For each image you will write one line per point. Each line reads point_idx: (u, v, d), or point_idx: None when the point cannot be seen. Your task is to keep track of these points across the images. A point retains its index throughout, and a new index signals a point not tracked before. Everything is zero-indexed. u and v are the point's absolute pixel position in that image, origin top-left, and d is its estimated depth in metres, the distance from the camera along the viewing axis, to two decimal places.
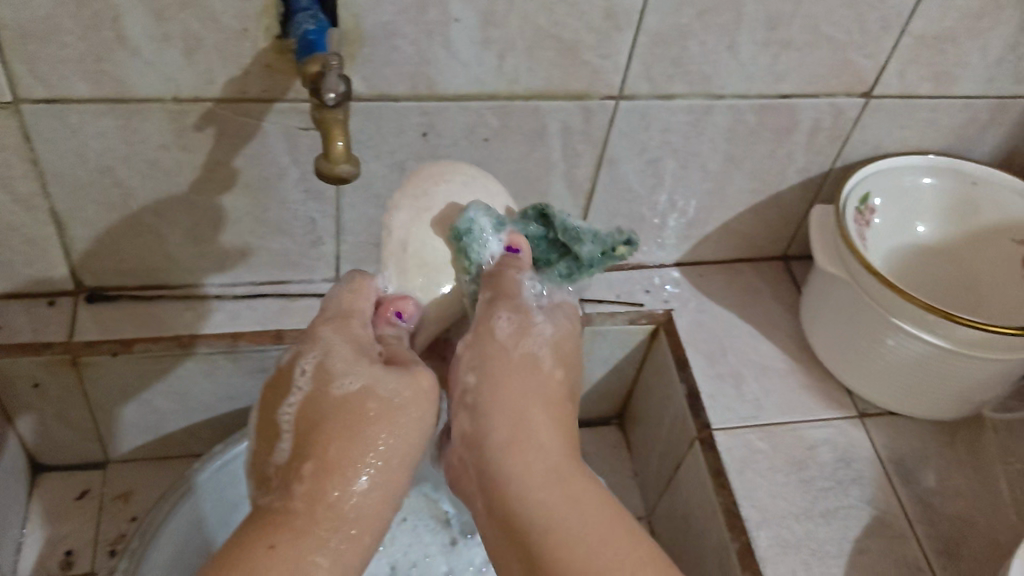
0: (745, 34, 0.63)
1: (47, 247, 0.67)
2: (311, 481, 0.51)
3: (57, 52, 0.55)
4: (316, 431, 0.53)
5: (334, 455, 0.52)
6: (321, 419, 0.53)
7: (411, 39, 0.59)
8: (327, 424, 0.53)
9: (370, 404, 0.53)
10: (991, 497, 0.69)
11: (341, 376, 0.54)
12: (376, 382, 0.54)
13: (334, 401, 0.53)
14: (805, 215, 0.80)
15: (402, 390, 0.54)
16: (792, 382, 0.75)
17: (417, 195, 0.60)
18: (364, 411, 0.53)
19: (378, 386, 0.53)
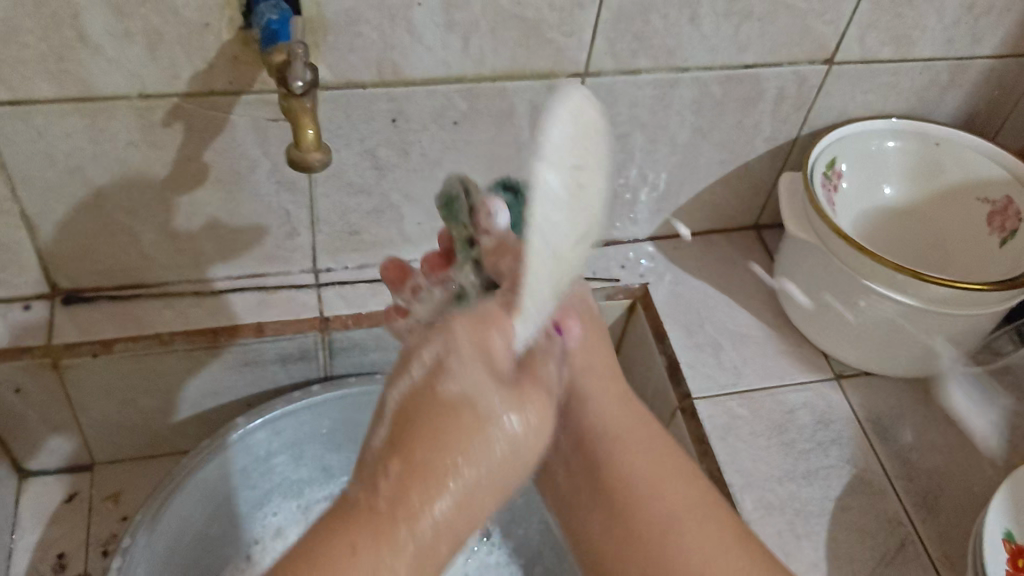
0: (706, 6, 0.63)
1: (19, 251, 0.67)
2: None
3: (18, 53, 0.55)
4: None
5: (416, 455, 0.46)
6: None
7: (375, 25, 0.59)
8: None
9: None
10: (966, 449, 0.71)
11: None
12: None
13: None
14: (775, 183, 0.81)
15: (469, 377, 0.49)
16: (769, 348, 0.76)
17: None
18: None
19: None
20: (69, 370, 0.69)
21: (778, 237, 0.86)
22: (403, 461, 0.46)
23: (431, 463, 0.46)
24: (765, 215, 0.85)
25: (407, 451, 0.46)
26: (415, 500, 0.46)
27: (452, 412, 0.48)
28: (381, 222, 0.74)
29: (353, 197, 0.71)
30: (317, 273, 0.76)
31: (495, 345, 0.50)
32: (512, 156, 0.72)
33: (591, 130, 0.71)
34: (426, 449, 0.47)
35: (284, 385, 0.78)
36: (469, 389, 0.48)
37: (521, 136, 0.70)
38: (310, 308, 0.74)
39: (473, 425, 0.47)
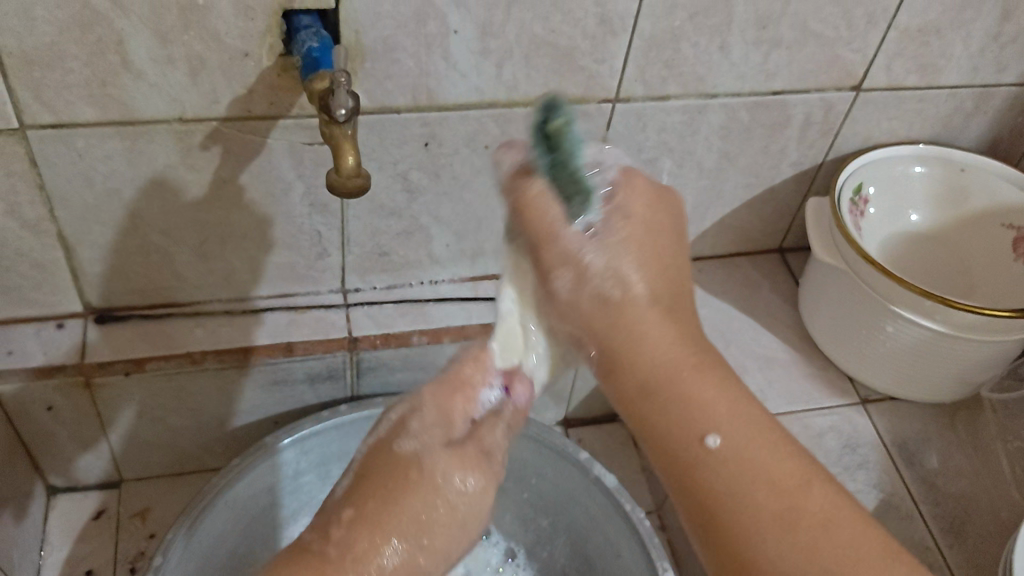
0: (736, 34, 0.64)
1: (55, 270, 0.68)
2: (347, 532, 0.52)
3: (63, 78, 0.56)
4: (368, 484, 0.54)
5: (377, 515, 0.52)
6: (378, 475, 0.54)
7: (412, 52, 0.60)
8: (381, 479, 0.54)
9: (428, 477, 0.54)
10: (993, 474, 0.71)
11: (411, 438, 0.55)
12: (439, 463, 0.54)
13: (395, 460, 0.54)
14: (799, 206, 0.81)
15: (443, 469, 0.54)
16: (793, 372, 0.77)
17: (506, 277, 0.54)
18: (421, 479, 0.54)
19: (441, 471, 0.54)
20: (101, 389, 0.70)
21: (801, 259, 0.87)
22: (364, 513, 0.52)
23: (414, 527, 0.53)
24: (789, 238, 0.85)
25: (360, 507, 0.53)
26: (363, 545, 0.52)
27: (401, 480, 0.54)
28: (410, 243, 0.75)
29: (384, 218, 0.72)
30: (346, 293, 0.77)
31: (491, 434, 0.57)
32: None
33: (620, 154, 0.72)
34: (363, 506, 0.53)
35: (312, 404, 0.79)
36: (428, 467, 0.54)
37: None
38: (339, 327, 0.74)
39: (418, 482, 0.53)
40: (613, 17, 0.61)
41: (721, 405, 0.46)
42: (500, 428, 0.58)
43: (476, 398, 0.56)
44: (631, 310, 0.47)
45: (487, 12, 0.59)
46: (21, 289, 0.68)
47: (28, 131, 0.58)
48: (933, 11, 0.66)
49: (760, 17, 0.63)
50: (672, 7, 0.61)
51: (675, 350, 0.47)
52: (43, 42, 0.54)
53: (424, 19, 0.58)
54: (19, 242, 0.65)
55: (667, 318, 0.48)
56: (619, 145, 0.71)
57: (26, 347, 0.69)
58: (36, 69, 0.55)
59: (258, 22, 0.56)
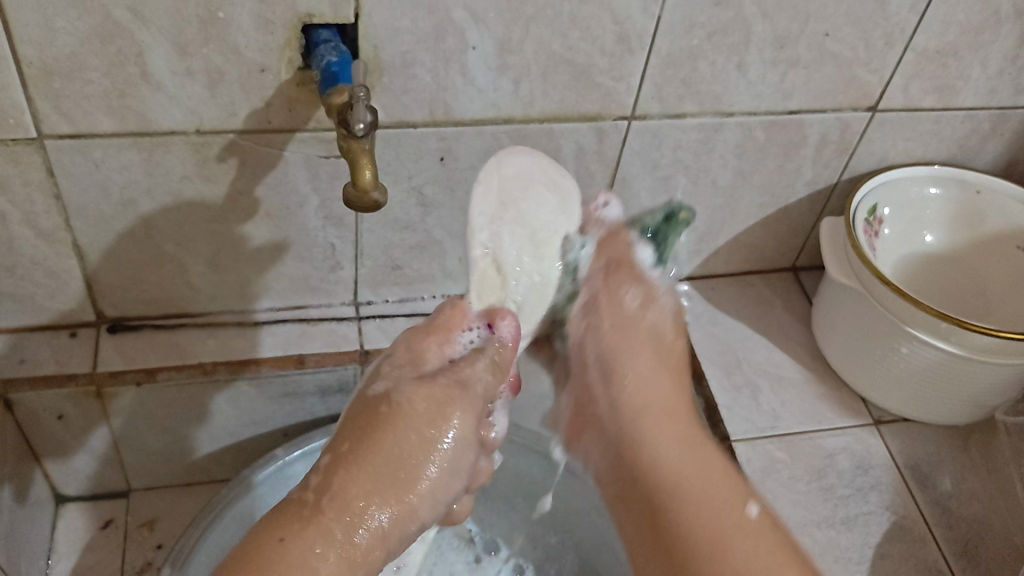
0: (754, 54, 0.64)
1: (69, 280, 0.68)
2: (326, 473, 0.48)
3: (82, 89, 0.56)
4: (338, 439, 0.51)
5: (354, 453, 0.49)
6: (346, 429, 0.51)
7: (429, 67, 0.60)
8: (348, 432, 0.51)
9: (394, 402, 0.51)
10: (1007, 497, 0.71)
11: (378, 387, 0.53)
12: (398, 388, 0.52)
13: (362, 410, 0.52)
14: (814, 226, 0.81)
15: (416, 399, 0.51)
16: (806, 392, 0.77)
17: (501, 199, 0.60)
18: (390, 411, 0.51)
19: (400, 390, 0.52)
20: (112, 399, 0.70)
21: (814, 279, 0.87)
22: (343, 456, 0.49)
23: (393, 467, 0.49)
24: (802, 257, 0.85)
25: (337, 449, 0.50)
26: (339, 487, 0.48)
27: (373, 418, 0.51)
28: (424, 257, 0.75)
29: (399, 232, 0.72)
30: (358, 306, 0.77)
31: (473, 369, 0.54)
32: None
33: (634, 171, 0.71)
34: (341, 448, 0.50)
35: (322, 417, 0.79)
36: (396, 399, 0.51)
37: (565, 177, 0.71)
38: (351, 340, 0.74)
39: (388, 430, 0.50)
40: (631, 35, 0.61)
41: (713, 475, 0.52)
42: (482, 363, 0.55)
43: (456, 338, 0.56)
44: (634, 362, 0.60)
45: (506, 28, 0.59)
46: (34, 298, 0.68)
47: (46, 141, 0.58)
48: (951, 33, 0.66)
49: (779, 36, 0.63)
50: (690, 26, 0.61)
51: (682, 425, 0.56)
52: (63, 53, 0.54)
53: (443, 35, 0.58)
54: (34, 250, 0.65)
55: (661, 378, 0.59)
56: (634, 162, 0.71)
57: (38, 355, 0.69)
58: (56, 80, 0.55)
59: (278, 36, 0.56)
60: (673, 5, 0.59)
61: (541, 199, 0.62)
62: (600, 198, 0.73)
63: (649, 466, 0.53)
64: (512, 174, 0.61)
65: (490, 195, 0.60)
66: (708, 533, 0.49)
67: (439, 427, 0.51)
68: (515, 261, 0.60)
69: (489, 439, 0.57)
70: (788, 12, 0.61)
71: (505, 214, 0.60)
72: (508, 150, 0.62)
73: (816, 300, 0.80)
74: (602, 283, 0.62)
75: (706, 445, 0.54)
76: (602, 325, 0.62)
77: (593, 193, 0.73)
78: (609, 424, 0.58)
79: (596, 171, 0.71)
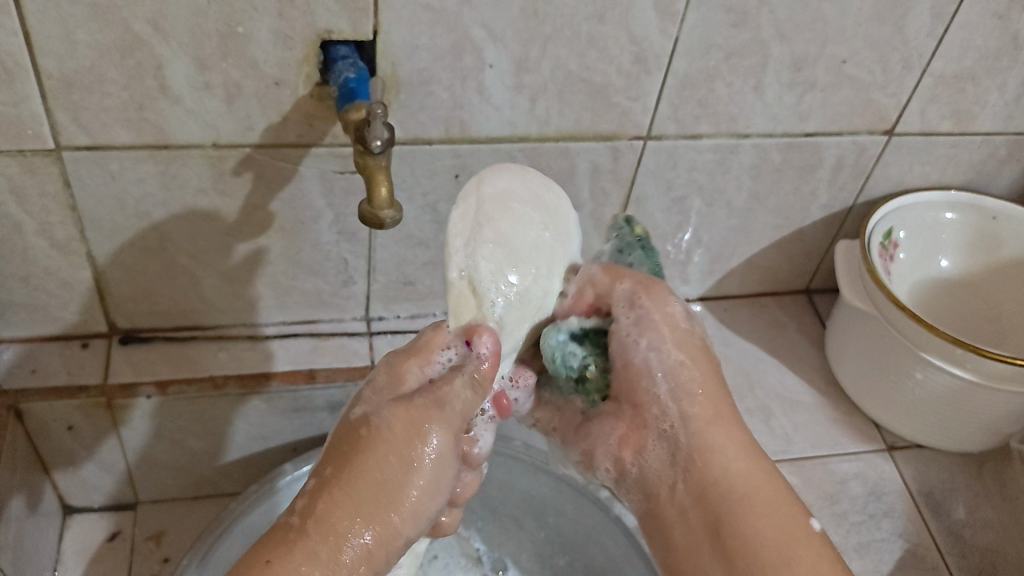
0: (771, 76, 0.64)
1: (83, 291, 0.68)
2: (311, 498, 0.45)
3: (100, 101, 0.56)
4: (321, 465, 0.47)
5: (338, 477, 0.46)
6: (330, 454, 0.48)
7: (447, 85, 0.60)
8: (331, 458, 0.47)
9: (374, 426, 0.48)
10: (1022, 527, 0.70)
11: (359, 408, 0.49)
12: (376, 410, 0.48)
13: (344, 434, 0.48)
14: (829, 248, 0.81)
15: (394, 421, 0.47)
16: (819, 416, 0.76)
17: (486, 215, 0.51)
18: (369, 436, 0.47)
19: (380, 412, 0.48)
20: (122, 410, 0.70)
21: (828, 302, 0.86)
22: (327, 480, 0.46)
23: (373, 493, 0.46)
24: (815, 280, 0.85)
25: (322, 473, 0.47)
26: (325, 511, 0.45)
27: (353, 443, 0.47)
28: (436, 274, 0.75)
29: (412, 248, 0.71)
30: (369, 321, 0.77)
31: (452, 387, 0.49)
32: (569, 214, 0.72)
33: (648, 191, 0.71)
34: (325, 472, 0.47)
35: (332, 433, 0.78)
36: (376, 422, 0.48)
37: (580, 196, 0.71)
38: (362, 356, 0.74)
39: (370, 456, 0.46)
40: (648, 56, 0.61)
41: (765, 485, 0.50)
42: (462, 381, 0.50)
43: (433, 360, 0.51)
44: (692, 356, 0.55)
45: (523, 47, 0.59)
46: (48, 308, 0.68)
47: (63, 152, 0.58)
48: (969, 58, 0.66)
49: (796, 59, 0.63)
50: (707, 47, 0.61)
51: (729, 433, 0.53)
52: (82, 65, 0.54)
53: (460, 53, 0.58)
54: (49, 261, 0.65)
55: (714, 381, 0.55)
56: (649, 182, 0.70)
57: (50, 366, 0.69)
58: (75, 92, 0.55)
59: (296, 51, 0.56)
60: (691, 26, 0.59)
61: (522, 214, 0.52)
62: (614, 218, 0.73)
63: (710, 476, 0.51)
64: (495, 196, 0.52)
65: (467, 217, 0.51)
66: (772, 545, 0.48)
67: (418, 447, 0.47)
68: (498, 285, 0.51)
69: (473, 453, 0.52)
70: (806, 34, 0.61)
71: (483, 234, 0.51)
72: (491, 168, 0.54)
73: (830, 323, 0.80)
74: (647, 303, 0.55)
75: (759, 451, 0.52)
76: (663, 328, 0.55)
77: (607, 212, 0.73)
78: (657, 430, 0.54)
79: (610, 190, 0.71)
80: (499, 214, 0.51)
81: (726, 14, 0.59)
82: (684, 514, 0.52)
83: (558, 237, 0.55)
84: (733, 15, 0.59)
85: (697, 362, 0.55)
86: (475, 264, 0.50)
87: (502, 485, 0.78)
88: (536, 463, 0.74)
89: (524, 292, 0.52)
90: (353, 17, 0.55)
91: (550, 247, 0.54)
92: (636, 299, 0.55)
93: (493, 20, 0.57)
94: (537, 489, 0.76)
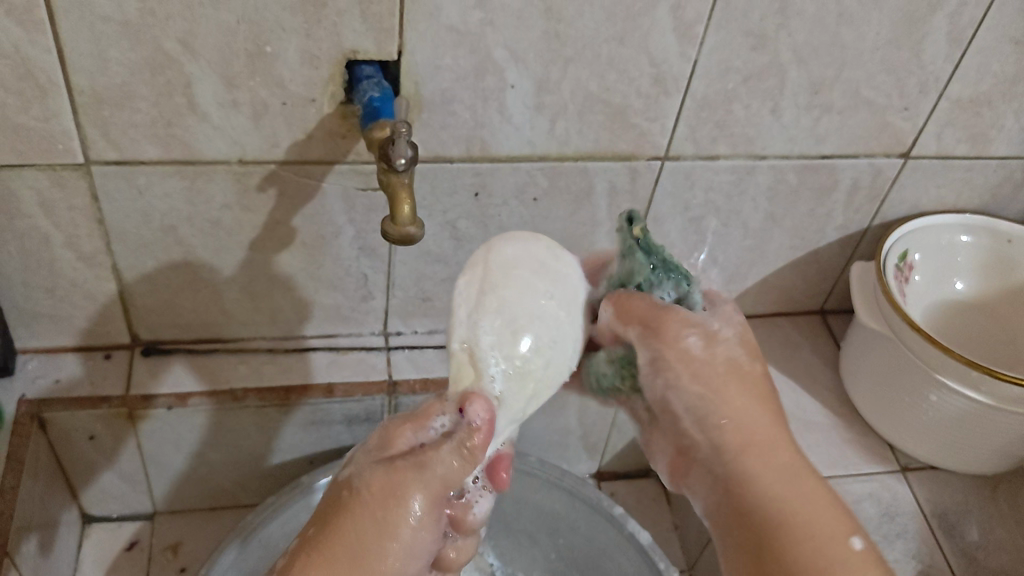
0: (789, 98, 0.65)
1: (108, 303, 0.69)
2: (292, 556, 0.48)
3: (129, 117, 0.57)
4: (310, 521, 0.50)
5: (318, 537, 0.48)
6: (320, 510, 0.50)
7: (468, 104, 0.61)
8: (320, 512, 0.50)
9: (356, 487, 0.49)
10: None
11: (350, 466, 0.51)
12: (360, 472, 0.49)
13: (333, 491, 0.50)
14: (843, 269, 0.81)
15: (374, 483, 0.48)
16: (833, 436, 0.76)
17: (486, 282, 0.52)
18: (350, 497, 0.48)
19: (362, 475, 0.49)
20: (143, 421, 0.71)
21: (842, 322, 0.87)
22: (308, 539, 0.48)
23: (352, 556, 0.47)
24: (829, 300, 0.85)
25: (306, 531, 0.49)
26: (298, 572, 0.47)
27: (337, 504, 0.49)
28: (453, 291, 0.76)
29: (430, 265, 0.72)
30: (388, 336, 0.78)
31: (438, 452, 0.48)
32: (586, 233, 0.73)
33: (663, 212, 0.72)
34: (308, 530, 0.49)
35: (347, 446, 0.79)
36: (357, 484, 0.49)
37: (597, 215, 0.71)
38: (379, 370, 0.75)
39: (350, 512, 0.48)
40: (667, 78, 0.62)
41: (804, 512, 0.47)
42: (448, 445, 0.48)
43: (425, 426, 0.50)
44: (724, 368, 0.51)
45: (544, 68, 0.60)
46: (72, 319, 0.69)
47: (92, 167, 0.60)
48: (986, 83, 0.66)
49: (814, 82, 0.64)
50: (726, 70, 0.62)
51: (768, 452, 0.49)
52: (114, 82, 0.55)
53: (483, 73, 0.59)
54: (75, 273, 0.66)
55: (747, 394, 0.51)
56: (666, 202, 0.71)
57: (73, 377, 0.70)
58: (105, 107, 0.57)
59: (322, 71, 0.57)
60: (710, 49, 0.60)
61: (528, 284, 0.52)
62: None
63: (743, 495, 0.48)
64: (501, 264, 0.52)
65: (471, 284, 0.52)
66: None
67: (397, 512, 0.47)
68: (497, 357, 0.50)
69: (463, 520, 0.52)
70: (824, 57, 0.62)
71: (484, 303, 0.51)
72: (502, 236, 0.54)
73: (844, 345, 0.80)
74: (657, 342, 0.51)
75: (813, 477, 0.48)
76: (678, 358, 0.51)
77: None
78: (697, 459, 0.51)
79: (627, 210, 0.71)
80: (500, 282, 0.51)
81: (745, 36, 0.60)
82: (716, 531, 0.49)
83: (570, 310, 0.53)
84: (752, 37, 0.60)
85: (730, 387, 0.51)
86: (473, 334, 0.51)
87: (516, 501, 0.78)
88: (551, 479, 0.74)
89: (525, 364, 0.51)
90: (378, 38, 0.56)
91: (563, 322, 0.53)
92: (645, 343, 0.52)
93: (515, 41, 0.58)
94: (551, 506, 0.76)
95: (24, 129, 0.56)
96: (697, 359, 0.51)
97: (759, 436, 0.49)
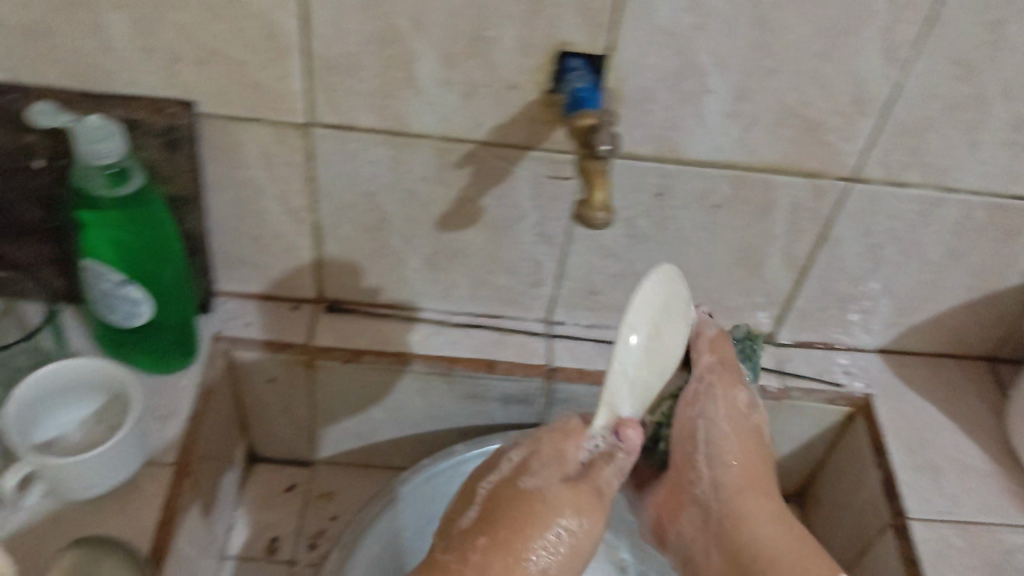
0: (988, 132, 0.64)
1: (305, 258, 0.75)
2: (482, 555, 0.63)
3: (354, 85, 0.62)
4: (489, 516, 0.66)
5: (500, 540, 0.64)
6: (500, 507, 0.66)
7: (665, 105, 0.63)
8: (504, 509, 0.66)
9: (539, 505, 0.66)
10: None
11: (529, 479, 0.67)
12: (546, 492, 0.66)
13: (514, 494, 0.67)
14: (1022, 316, 0.79)
15: (559, 500, 0.66)
16: (992, 484, 0.74)
17: (620, 357, 0.58)
18: (532, 512, 0.65)
19: (547, 494, 0.66)
20: (320, 370, 0.76)
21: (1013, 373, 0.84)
22: (485, 545, 0.64)
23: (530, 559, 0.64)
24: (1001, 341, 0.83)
25: (483, 539, 0.64)
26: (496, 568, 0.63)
27: (517, 505, 0.66)
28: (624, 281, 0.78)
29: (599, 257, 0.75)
30: (548, 323, 0.81)
31: (605, 475, 0.66)
32: (760, 246, 0.74)
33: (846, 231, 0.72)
34: (482, 540, 0.64)
35: (501, 425, 0.82)
36: (545, 500, 0.66)
37: (774, 230, 0.72)
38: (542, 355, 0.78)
39: (529, 532, 0.64)
40: (867, 98, 0.62)
41: (797, 547, 0.67)
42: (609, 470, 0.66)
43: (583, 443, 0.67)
44: (732, 489, 0.70)
45: (747, 77, 0.61)
46: (270, 269, 0.76)
47: (313, 127, 0.65)
48: None
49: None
50: (929, 97, 0.62)
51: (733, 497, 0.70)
52: (345, 51, 0.60)
53: (684, 76, 0.61)
54: (281, 226, 0.72)
55: (755, 500, 0.70)
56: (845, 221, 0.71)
57: (264, 320, 0.76)
58: (334, 73, 0.62)
59: (535, 59, 0.61)
60: (917, 73, 0.61)
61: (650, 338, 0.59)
62: (803, 255, 0.74)
63: (796, 539, 0.68)
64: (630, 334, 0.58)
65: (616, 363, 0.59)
66: None
67: (576, 534, 0.65)
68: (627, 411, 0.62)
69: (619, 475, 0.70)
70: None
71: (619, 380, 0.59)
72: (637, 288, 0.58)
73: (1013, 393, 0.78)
74: (717, 391, 0.71)
75: (772, 488, 0.71)
76: (698, 489, 0.71)
77: (797, 249, 0.74)
78: (693, 487, 0.71)
79: (806, 227, 0.72)
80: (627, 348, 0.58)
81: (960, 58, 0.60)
82: (716, 551, 0.69)
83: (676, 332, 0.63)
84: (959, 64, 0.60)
85: (752, 466, 0.71)
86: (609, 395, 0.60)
87: None
88: None
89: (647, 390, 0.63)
90: (593, 33, 0.59)
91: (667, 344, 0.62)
92: (702, 373, 0.71)
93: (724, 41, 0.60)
94: None
95: (259, 86, 0.62)
96: (748, 428, 0.72)
97: (750, 480, 0.71)
